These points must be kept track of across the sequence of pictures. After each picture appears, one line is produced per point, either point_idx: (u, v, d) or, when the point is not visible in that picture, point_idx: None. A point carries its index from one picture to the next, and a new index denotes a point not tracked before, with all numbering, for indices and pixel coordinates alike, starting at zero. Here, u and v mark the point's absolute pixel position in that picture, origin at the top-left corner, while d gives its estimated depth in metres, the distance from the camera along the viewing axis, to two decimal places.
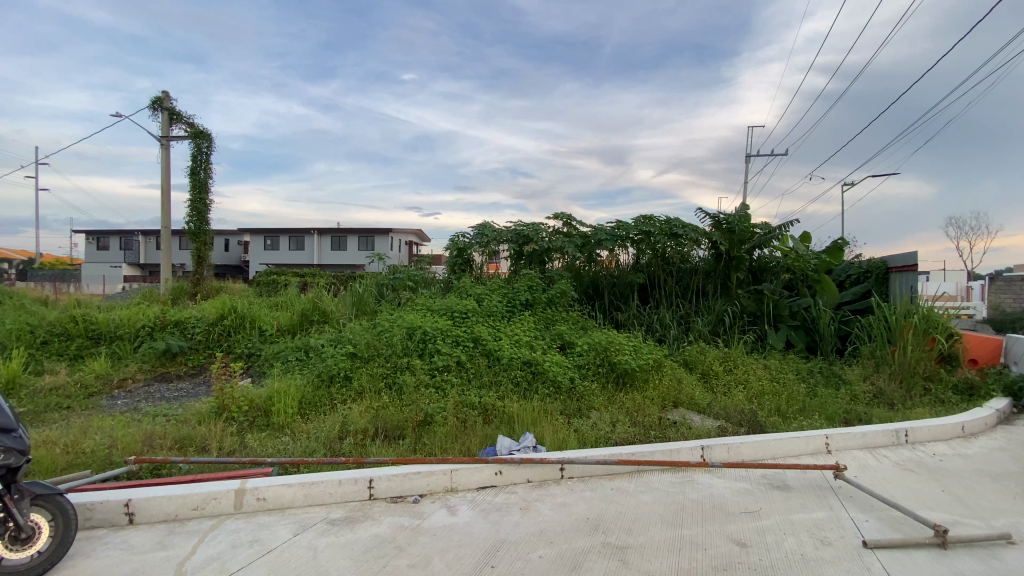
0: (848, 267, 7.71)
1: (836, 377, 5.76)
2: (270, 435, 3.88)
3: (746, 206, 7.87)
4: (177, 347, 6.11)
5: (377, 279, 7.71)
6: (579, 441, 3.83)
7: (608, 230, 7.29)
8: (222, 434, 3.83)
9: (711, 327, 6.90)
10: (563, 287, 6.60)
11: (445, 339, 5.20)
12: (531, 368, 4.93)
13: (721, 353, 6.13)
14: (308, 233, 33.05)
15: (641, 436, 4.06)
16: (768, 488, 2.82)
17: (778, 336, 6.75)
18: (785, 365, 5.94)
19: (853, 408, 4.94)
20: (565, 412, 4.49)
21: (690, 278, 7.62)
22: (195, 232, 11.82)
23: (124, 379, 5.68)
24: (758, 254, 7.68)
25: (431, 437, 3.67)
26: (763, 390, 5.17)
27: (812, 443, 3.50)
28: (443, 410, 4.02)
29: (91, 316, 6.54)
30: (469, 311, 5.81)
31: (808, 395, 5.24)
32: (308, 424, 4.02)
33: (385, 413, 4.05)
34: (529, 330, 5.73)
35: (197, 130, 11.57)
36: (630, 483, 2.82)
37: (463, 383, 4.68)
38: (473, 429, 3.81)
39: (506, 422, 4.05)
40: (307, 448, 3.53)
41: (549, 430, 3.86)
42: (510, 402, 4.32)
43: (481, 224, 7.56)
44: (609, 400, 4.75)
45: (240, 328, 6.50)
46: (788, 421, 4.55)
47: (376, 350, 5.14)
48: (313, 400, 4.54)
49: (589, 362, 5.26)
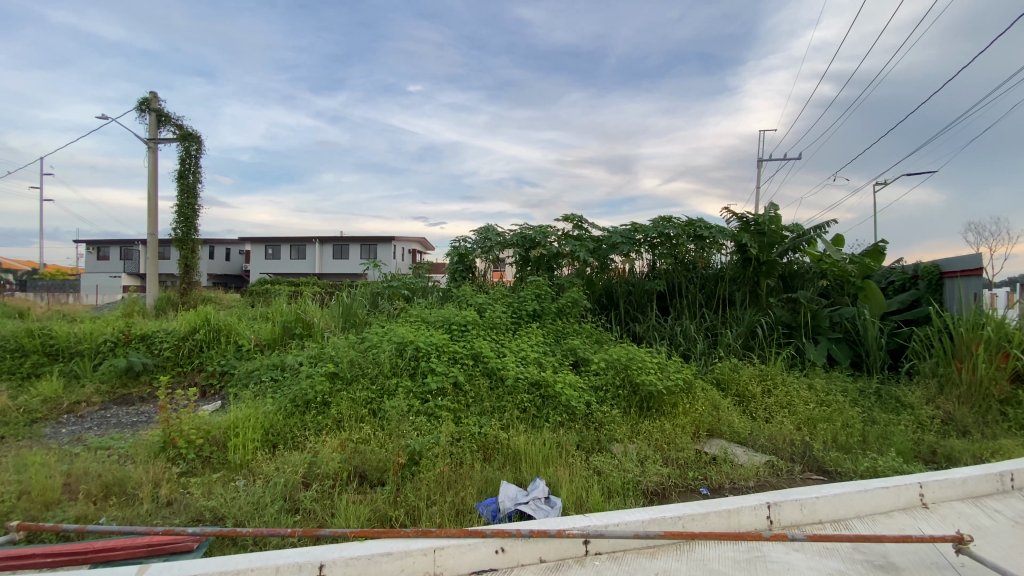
0: (890, 273, 6.95)
1: (892, 398, 4.97)
2: (221, 479, 3.16)
3: (776, 207, 7.14)
4: (140, 365, 5.43)
5: (370, 288, 7.03)
6: (602, 488, 3.09)
7: (624, 231, 6.56)
8: (161, 477, 3.12)
9: (742, 341, 6.13)
10: (575, 295, 5.87)
11: (440, 356, 4.47)
12: (541, 391, 4.18)
13: (758, 371, 5.36)
14: (309, 242, 32.54)
15: (676, 479, 3.32)
16: (869, 571, 2.07)
17: (819, 350, 5.95)
18: (832, 385, 5.16)
19: (923, 438, 4.15)
20: (582, 446, 3.76)
21: (715, 286, 6.89)
22: (182, 239, 11.17)
23: (76, 403, 5.00)
24: (789, 259, 6.98)
25: (416, 485, 2.93)
26: (813, 417, 4.40)
27: (902, 496, 2.78)
28: (435, 445, 3.29)
29: (51, 328, 5.91)
30: (468, 323, 5.09)
31: (865, 422, 4.46)
32: (268, 463, 3.30)
33: (365, 450, 3.34)
34: (536, 345, 5.00)
35: (184, 132, 10.96)
36: (680, 565, 2.09)
37: (460, 412, 3.95)
38: (470, 472, 3.09)
39: (512, 461, 3.33)
40: (260, 499, 2.82)
41: (566, 472, 3.13)
42: (516, 435, 3.59)
43: (483, 226, 6.88)
44: (633, 429, 4.02)
45: (213, 343, 5.78)
46: (852, 455, 3.78)
47: (360, 371, 4.44)
48: (282, 431, 3.84)
49: (607, 383, 4.53)
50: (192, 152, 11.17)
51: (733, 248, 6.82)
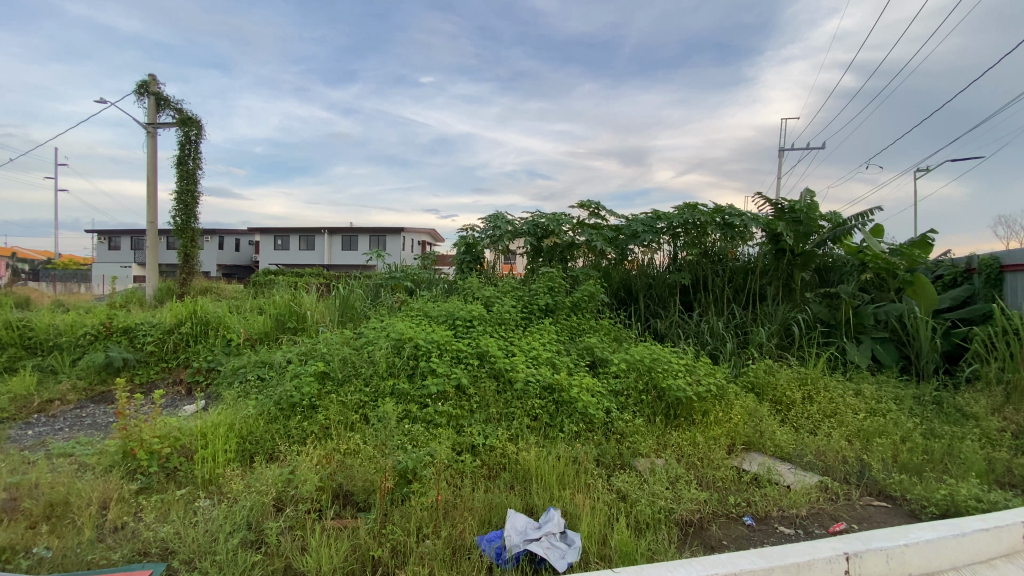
0: (938, 267, 6.42)
1: (952, 408, 4.40)
2: (183, 498, 2.73)
3: (812, 195, 6.54)
4: (120, 361, 5.02)
5: (372, 279, 6.57)
6: (629, 519, 2.60)
7: (646, 219, 6.00)
8: (113, 495, 2.69)
9: (776, 341, 5.57)
10: (591, 288, 5.36)
11: (442, 355, 3.98)
12: (555, 397, 3.68)
13: (796, 374, 4.82)
14: (319, 233, 32.34)
15: (714, 507, 2.81)
16: None
17: (863, 351, 5.37)
18: (883, 392, 4.60)
19: (997, 456, 3.59)
20: (602, 462, 3.27)
21: (744, 279, 6.31)
22: (182, 227, 10.80)
23: (49, 401, 4.62)
24: (826, 251, 6.40)
25: (405, 513, 2.47)
26: (865, 430, 3.86)
27: (1004, 539, 2.28)
28: (432, 462, 2.82)
29: (31, 320, 5.54)
30: (474, 318, 4.60)
31: (924, 435, 3.91)
32: (239, 478, 2.87)
33: (351, 466, 2.88)
34: (549, 343, 4.50)
35: (184, 116, 10.55)
36: None
37: (463, 420, 3.47)
38: (471, 497, 2.62)
39: (523, 483, 2.86)
40: (220, 527, 2.36)
41: (585, 498, 2.65)
42: (527, 449, 3.12)
43: (492, 213, 6.39)
44: (660, 442, 3.52)
45: (201, 337, 5.37)
46: (918, 479, 3.23)
47: (355, 371, 3.98)
48: (261, 439, 3.39)
49: (629, 388, 4.01)
50: (191, 137, 10.76)
51: (763, 239, 6.24)
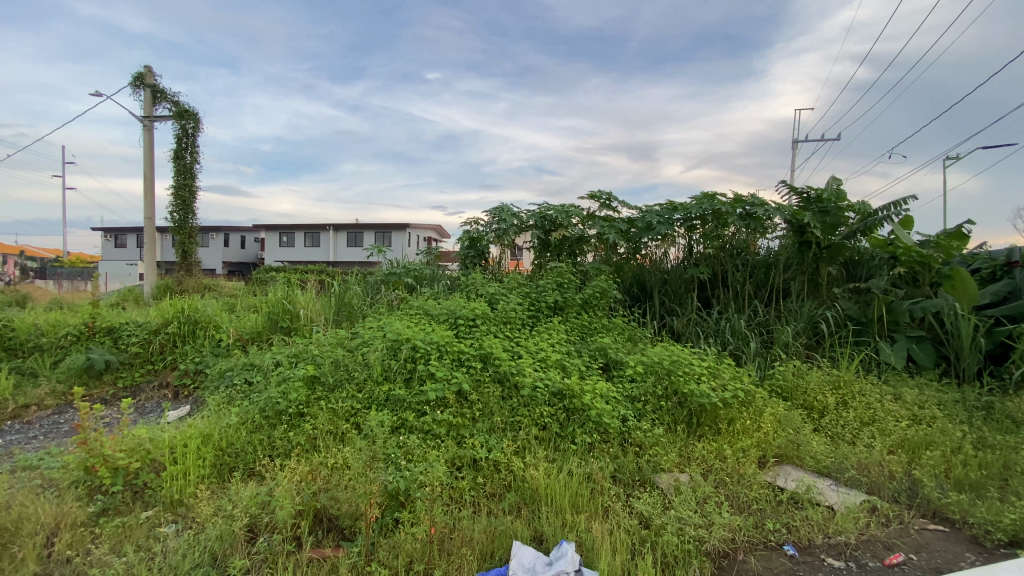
0: (974, 259, 6.01)
1: (1002, 414, 4.00)
2: (147, 522, 2.43)
3: (839, 183, 6.12)
4: (102, 363, 4.73)
5: (371, 276, 6.24)
6: (654, 553, 2.25)
7: (661, 210, 5.63)
8: (69, 520, 2.38)
9: (803, 340, 5.19)
10: (603, 284, 4.98)
11: (443, 357, 3.63)
12: (565, 403, 3.32)
13: (827, 376, 4.44)
14: (324, 229, 32.21)
15: (750, 534, 2.45)
16: None
17: (898, 350, 4.97)
18: (924, 396, 4.20)
19: None
20: (619, 478, 2.93)
21: (766, 274, 5.91)
22: (179, 224, 10.54)
23: (25, 406, 4.34)
24: (854, 244, 5.98)
25: (393, 546, 2.14)
26: (911, 440, 3.47)
27: None
28: (426, 482, 2.48)
29: (12, 320, 5.26)
30: (478, 317, 4.26)
31: (975, 445, 3.52)
32: (210, 499, 2.54)
33: (337, 485, 2.55)
34: (558, 343, 4.15)
35: (181, 108, 10.26)
36: None
37: (464, 430, 3.12)
38: (470, 525, 2.27)
39: (531, 507, 2.51)
40: (182, 562, 2.05)
41: (602, 525, 2.31)
42: (536, 465, 2.77)
43: (497, 206, 6.03)
44: (684, 455, 3.16)
45: (188, 337, 5.07)
46: (977, 499, 2.85)
47: (348, 376, 3.64)
48: (240, 451, 3.07)
49: (647, 392, 3.65)
50: (189, 130, 10.51)
51: (786, 230, 5.84)
